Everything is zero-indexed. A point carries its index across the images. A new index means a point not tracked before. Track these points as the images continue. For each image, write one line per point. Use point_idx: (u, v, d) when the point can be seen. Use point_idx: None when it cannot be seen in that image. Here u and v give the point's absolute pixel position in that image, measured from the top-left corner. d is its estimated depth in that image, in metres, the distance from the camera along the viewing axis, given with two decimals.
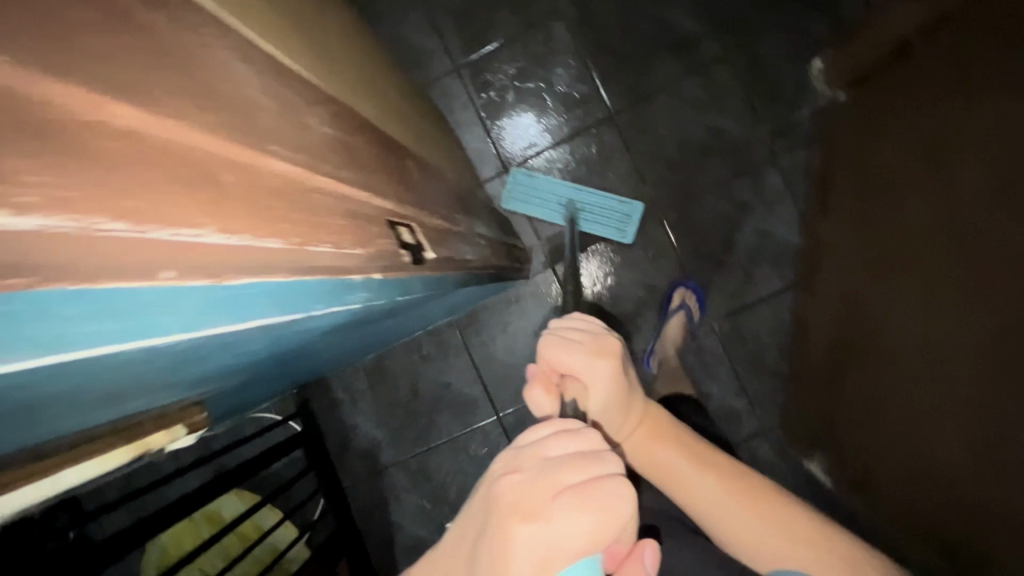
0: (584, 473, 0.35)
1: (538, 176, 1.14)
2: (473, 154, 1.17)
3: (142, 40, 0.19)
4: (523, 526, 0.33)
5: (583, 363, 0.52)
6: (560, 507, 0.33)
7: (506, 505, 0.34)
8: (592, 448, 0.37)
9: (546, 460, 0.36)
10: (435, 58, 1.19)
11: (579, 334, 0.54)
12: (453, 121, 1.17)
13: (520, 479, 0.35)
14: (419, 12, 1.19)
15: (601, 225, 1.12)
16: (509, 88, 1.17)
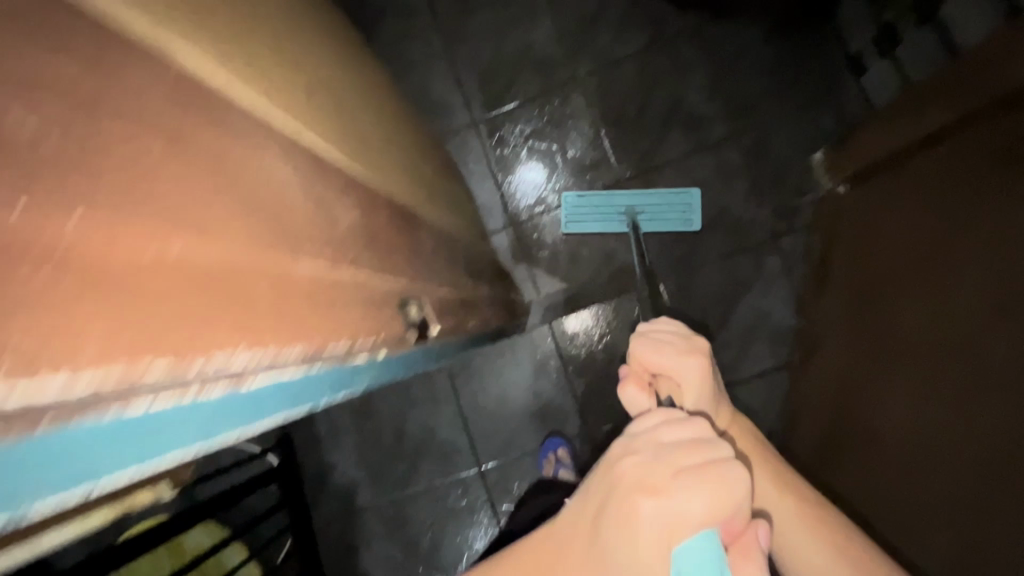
0: (699, 455, 0.35)
1: (589, 194, 1.18)
2: (483, 206, 1.22)
3: (204, 171, 0.25)
4: (646, 501, 0.33)
5: (672, 360, 0.55)
6: (677, 485, 0.33)
7: (625, 482, 0.35)
8: (701, 434, 0.36)
9: (661, 443, 0.36)
10: (456, 110, 1.24)
11: (669, 334, 0.57)
12: (466, 172, 1.22)
13: (638, 460, 0.35)
14: (446, 66, 1.25)
15: (664, 220, 1.14)
16: (523, 147, 1.22)
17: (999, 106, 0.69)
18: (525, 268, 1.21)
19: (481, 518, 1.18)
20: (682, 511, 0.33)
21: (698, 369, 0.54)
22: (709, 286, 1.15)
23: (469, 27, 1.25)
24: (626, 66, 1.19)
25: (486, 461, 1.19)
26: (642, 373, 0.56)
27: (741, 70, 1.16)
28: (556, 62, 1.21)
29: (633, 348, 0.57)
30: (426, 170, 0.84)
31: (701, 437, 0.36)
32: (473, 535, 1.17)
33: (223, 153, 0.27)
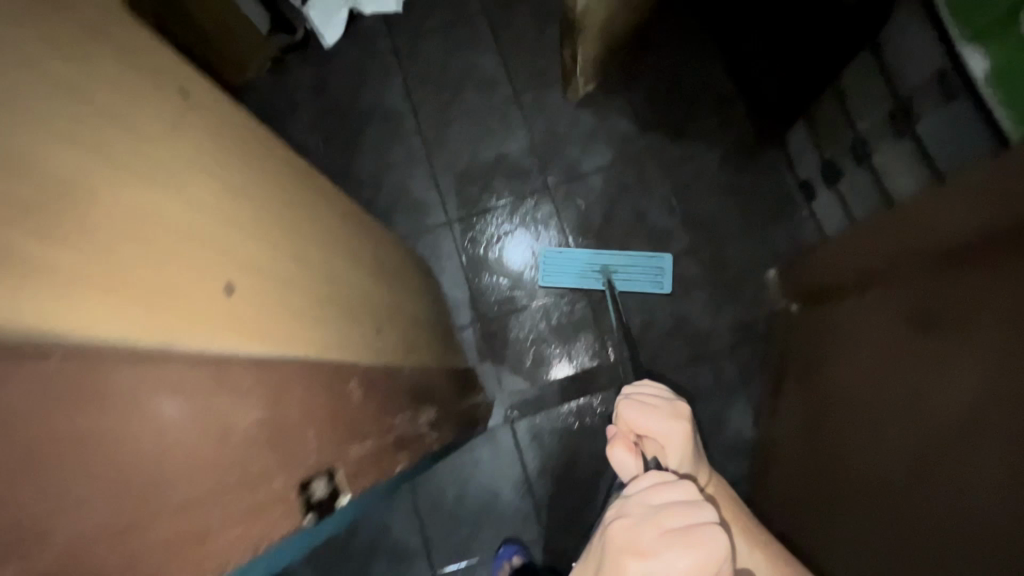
0: (685, 518, 0.42)
1: (567, 251, 1.23)
2: (452, 302, 1.25)
3: (75, 440, 0.25)
4: (634, 563, 0.40)
5: (660, 422, 0.59)
6: (669, 546, 0.40)
7: (617, 543, 0.42)
8: (682, 498, 0.43)
9: (650, 506, 0.43)
10: (432, 210, 1.30)
11: (657, 399, 0.62)
12: (438, 269, 1.26)
13: (630, 522, 0.42)
14: (425, 166, 1.32)
15: (639, 281, 1.20)
16: (493, 249, 1.27)
17: (908, 250, 0.72)
18: (491, 365, 1.22)
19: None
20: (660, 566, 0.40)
21: (681, 431, 0.59)
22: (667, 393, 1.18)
23: (448, 132, 1.32)
24: (593, 179, 1.26)
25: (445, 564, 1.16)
26: (628, 434, 0.60)
27: (702, 186, 1.24)
28: (527, 171, 1.28)
29: (622, 411, 0.61)
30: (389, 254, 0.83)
31: (685, 500, 0.43)
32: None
33: (90, 408, 0.25)
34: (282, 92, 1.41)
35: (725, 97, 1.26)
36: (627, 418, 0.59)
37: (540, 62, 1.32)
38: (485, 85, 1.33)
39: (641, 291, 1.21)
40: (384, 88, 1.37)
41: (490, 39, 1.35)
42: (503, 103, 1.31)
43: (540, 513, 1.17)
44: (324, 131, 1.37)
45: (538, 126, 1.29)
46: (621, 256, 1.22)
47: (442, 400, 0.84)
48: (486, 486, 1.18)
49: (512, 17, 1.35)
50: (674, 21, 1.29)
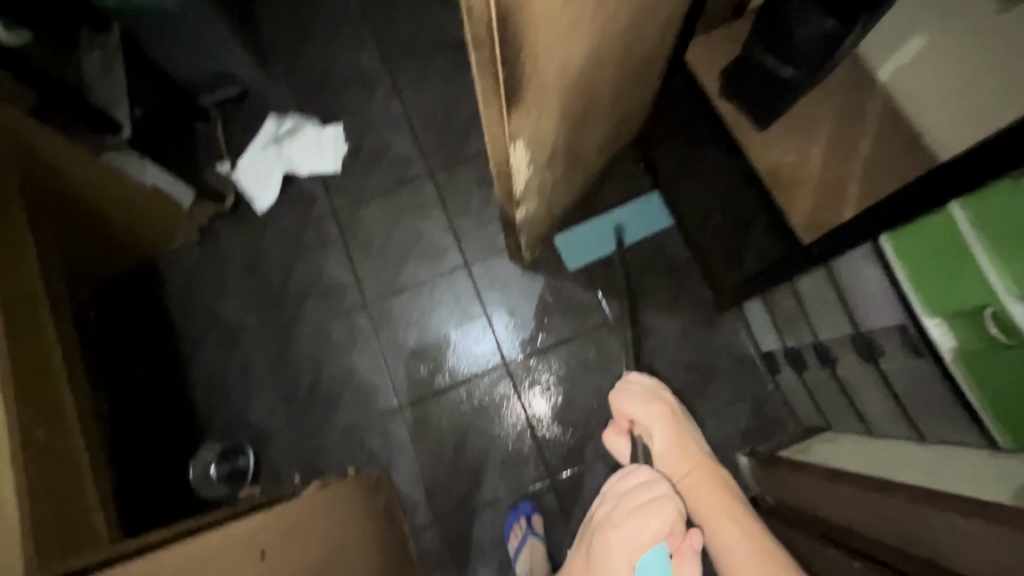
0: (647, 496, 0.65)
1: (578, 228, 1.22)
2: (408, 501, 1.15)
3: None
4: (615, 531, 0.64)
5: (643, 412, 0.84)
6: (631, 520, 0.63)
7: (606, 520, 0.66)
8: (643, 483, 0.67)
9: (623, 492, 0.68)
10: (381, 395, 1.20)
11: (639, 387, 0.87)
12: (392, 464, 1.16)
13: (610, 505, 0.68)
14: (371, 347, 1.22)
15: (651, 226, 1.23)
16: (451, 436, 1.18)
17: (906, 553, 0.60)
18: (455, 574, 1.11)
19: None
20: (632, 537, 0.62)
21: (657, 416, 0.83)
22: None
23: (396, 308, 1.24)
24: (552, 355, 1.21)
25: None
26: (624, 421, 0.88)
27: (663, 359, 1.19)
28: (479, 347, 1.21)
29: (618, 400, 0.87)
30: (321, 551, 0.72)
31: (646, 483, 0.67)
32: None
33: None
34: (211, 264, 1.26)
35: (681, 263, 1.23)
36: (622, 406, 0.86)
37: (487, 230, 1.27)
38: (432, 254, 1.27)
39: (657, 230, 1.23)
40: (323, 260, 1.27)
41: (434, 205, 1.29)
42: (452, 274, 1.25)
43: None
44: (259, 310, 1.24)
45: (491, 298, 1.24)
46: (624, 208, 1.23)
47: None
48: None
49: (456, 180, 1.30)
50: (622, 184, 1.27)
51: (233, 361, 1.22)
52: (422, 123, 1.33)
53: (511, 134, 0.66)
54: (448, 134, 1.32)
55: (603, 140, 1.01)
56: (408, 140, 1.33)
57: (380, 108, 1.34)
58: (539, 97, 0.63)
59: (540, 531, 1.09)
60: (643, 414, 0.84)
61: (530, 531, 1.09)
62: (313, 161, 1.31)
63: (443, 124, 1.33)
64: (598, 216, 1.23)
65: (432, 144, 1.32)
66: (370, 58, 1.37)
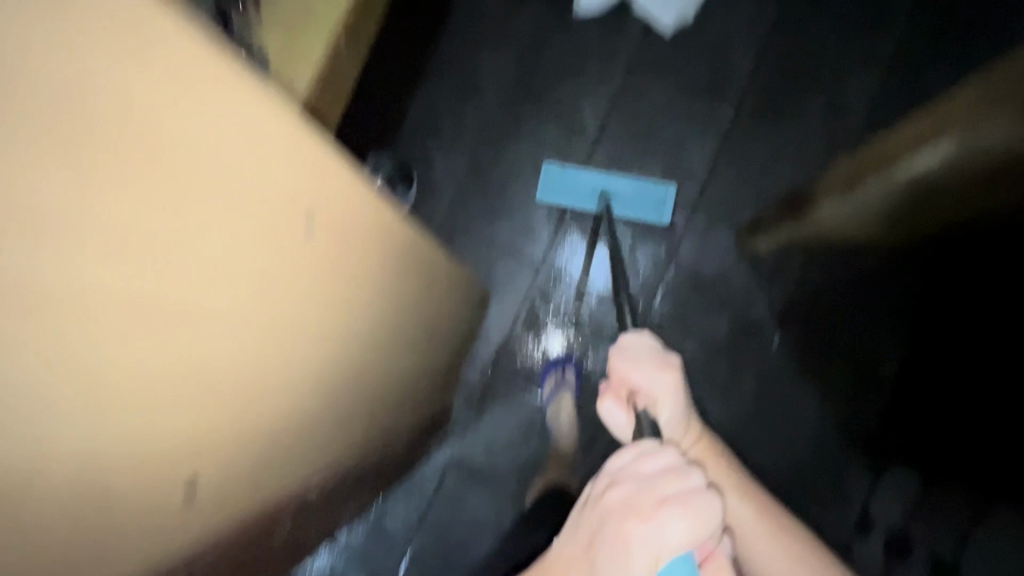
0: (677, 486, 0.55)
1: (571, 166, 1.14)
2: (484, 337, 1.17)
3: None
4: (642, 524, 0.54)
5: (643, 378, 0.78)
6: (666, 514, 0.53)
7: (620, 507, 0.56)
8: (631, 459, 0.59)
9: (648, 475, 0.57)
10: (535, 244, 1.17)
11: (646, 352, 0.80)
12: (497, 300, 1.17)
13: (629, 489, 0.56)
14: (561, 197, 1.17)
15: (636, 211, 1.13)
16: (556, 324, 1.17)
17: None
18: (469, 416, 1.16)
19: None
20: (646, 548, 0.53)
21: (670, 382, 0.78)
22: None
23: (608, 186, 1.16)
24: (691, 344, 1.11)
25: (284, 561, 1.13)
26: (623, 387, 0.80)
27: (774, 437, 1.08)
28: (590, 270, 1.16)
29: (617, 364, 0.80)
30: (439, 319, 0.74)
31: (668, 473, 0.56)
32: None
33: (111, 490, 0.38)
34: (500, 21, 1.21)
35: (871, 382, 1.08)
36: (622, 371, 0.79)
37: (740, 196, 1.14)
38: (674, 174, 1.16)
39: (639, 220, 1.13)
40: (586, 96, 1.18)
41: (719, 134, 1.15)
42: (677, 201, 1.15)
43: None
44: (507, 89, 1.20)
45: (687, 253, 1.14)
46: (623, 180, 1.13)
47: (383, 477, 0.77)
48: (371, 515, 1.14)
49: (757, 128, 1.15)
50: (889, 264, 1.09)
51: (456, 116, 1.20)
52: (774, 55, 1.16)
53: None
54: (786, 85, 1.15)
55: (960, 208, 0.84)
56: (751, 56, 1.16)
57: (758, 6, 1.16)
58: None
59: (575, 390, 1.13)
60: (645, 379, 0.78)
61: (564, 385, 1.12)
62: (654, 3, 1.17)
63: (794, 68, 1.15)
64: (588, 170, 1.14)
65: (768, 77, 1.15)
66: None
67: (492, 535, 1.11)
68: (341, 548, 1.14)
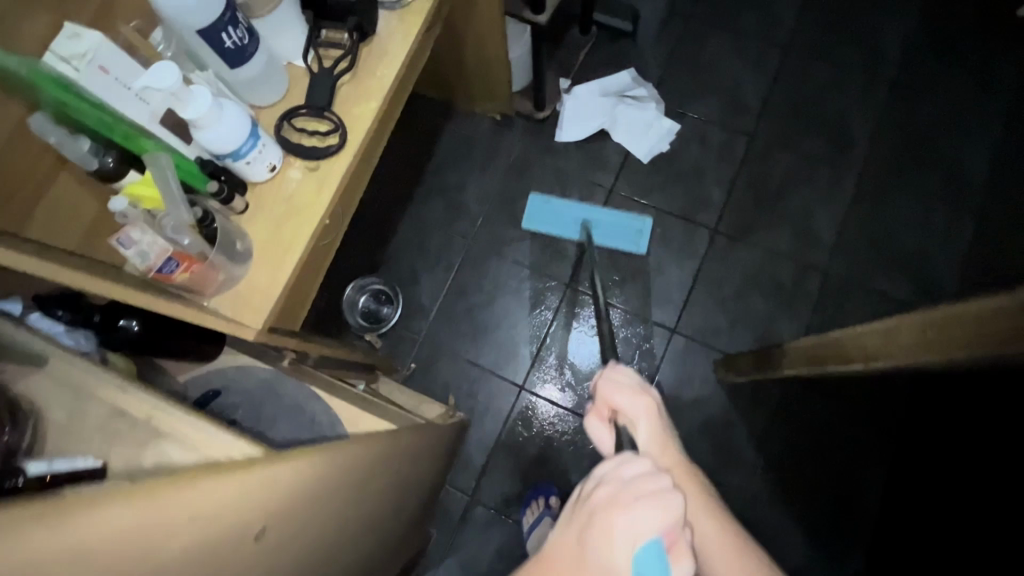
0: (653, 484, 0.48)
1: (553, 198, 1.23)
2: (464, 457, 1.16)
3: None
4: (618, 518, 0.46)
5: (630, 399, 0.66)
6: (639, 507, 0.47)
7: (600, 504, 0.48)
8: (615, 465, 0.51)
9: (624, 479, 0.49)
10: (516, 362, 1.19)
11: (627, 377, 0.68)
12: (478, 420, 1.17)
13: (606, 489, 0.49)
14: (542, 320, 1.20)
15: (615, 240, 1.20)
16: (536, 445, 1.16)
17: None
18: (446, 541, 1.13)
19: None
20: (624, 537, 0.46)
21: (646, 407, 0.66)
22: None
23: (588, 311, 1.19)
24: None
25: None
26: (605, 409, 0.68)
27: None
28: (570, 390, 1.17)
29: (600, 389, 0.68)
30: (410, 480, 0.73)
31: (648, 474, 0.49)
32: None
33: None
34: (487, 146, 1.27)
35: (852, 514, 1.07)
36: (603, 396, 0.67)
37: (716, 318, 1.17)
38: (651, 295, 1.19)
39: (617, 248, 1.20)
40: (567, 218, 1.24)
41: (694, 260, 1.20)
42: (654, 326, 1.17)
43: None
44: (490, 213, 1.25)
45: (666, 374, 1.15)
46: (602, 212, 1.22)
47: None
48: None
49: (730, 255, 1.20)
50: (866, 394, 1.11)
51: (442, 235, 1.24)
52: (743, 185, 1.23)
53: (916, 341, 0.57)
54: (756, 213, 1.21)
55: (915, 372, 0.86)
56: (721, 188, 1.23)
57: (725, 143, 1.25)
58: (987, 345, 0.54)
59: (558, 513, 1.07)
60: (632, 401, 0.66)
61: (548, 511, 1.07)
62: (630, 135, 1.25)
63: (761, 201, 1.22)
64: (569, 202, 1.23)
65: (737, 208, 1.22)
66: (755, 93, 1.27)
67: None
68: None
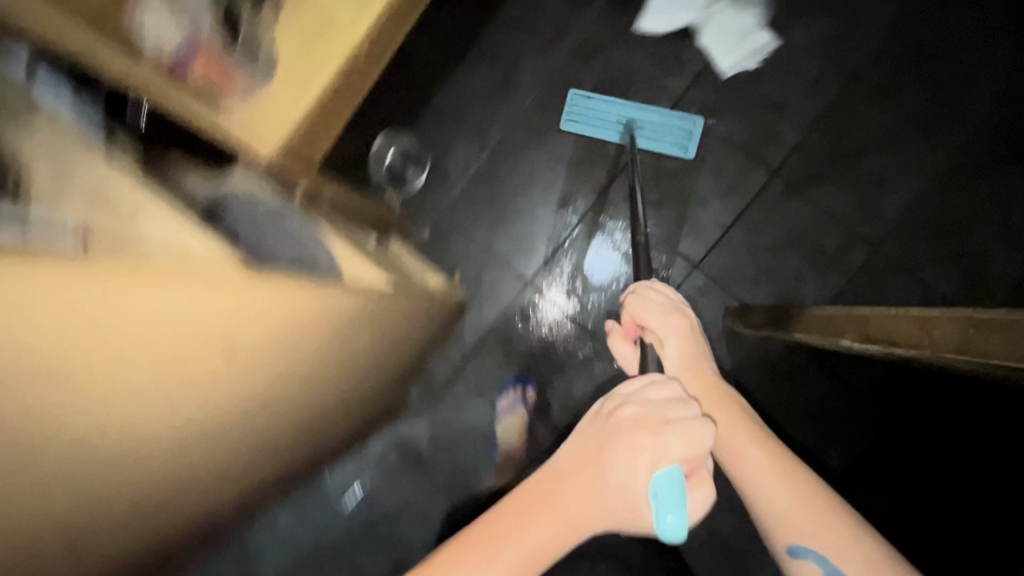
0: (681, 411, 0.51)
1: (598, 94, 1.13)
2: (456, 336, 1.19)
3: None
4: (646, 438, 0.50)
5: (659, 324, 0.72)
6: (667, 431, 0.49)
7: (628, 424, 0.51)
8: (628, 390, 0.54)
9: (651, 400, 0.52)
10: (527, 258, 1.17)
11: (659, 298, 0.74)
12: (477, 304, 1.18)
13: (636, 409, 0.52)
14: (565, 223, 1.15)
15: (661, 143, 1.12)
16: (528, 342, 1.17)
17: None
18: (423, 405, 1.20)
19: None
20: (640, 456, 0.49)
21: (675, 325, 0.72)
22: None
23: (616, 225, 1.14)
24: None
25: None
26: (634, 324, 0.75)
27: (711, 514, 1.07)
28: (575, 298, 1.16)
29: (629, 306, 0.75)
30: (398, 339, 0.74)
31: (676, 400, 0.52)
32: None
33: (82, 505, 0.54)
34: (555, 20, 1.14)
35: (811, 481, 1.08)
36: (634, 312, 0.73)
37: (743, 266, 1.11)
38: (683, 226, 1.13)
39: (662, 151, 1.12)
40: (620, 122, 1.14)
41: (740, 201, 1.12)
42: (676, 257, 1.13)
43: (319, 534, 1.22)
44: (541, 96, 1.15)
45: None
46: (652, 111, 1.12)
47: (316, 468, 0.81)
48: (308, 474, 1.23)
49: (780, 204, 1.11)
50: (867, 376, 1.08)
51: (484, 109, 1.16)
52: (819, 132, 1.11)
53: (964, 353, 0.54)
54: (823, 166, 1.10)
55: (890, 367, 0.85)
56: (795, 130, 1.11)
57: (820, 79, 1.11)
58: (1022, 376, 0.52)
59: (532, 406, 1.14)
60: (660, 323, 0.72)
61: (523, 401, 1.14)
62: (716, 43, 1.11)
63: (835, 154, 1.10)
64: (613, 98, 1.13)
65: (807, 155, 1.11)
66: (875, 26, 1.10)
67: (416, 515, 1.19)
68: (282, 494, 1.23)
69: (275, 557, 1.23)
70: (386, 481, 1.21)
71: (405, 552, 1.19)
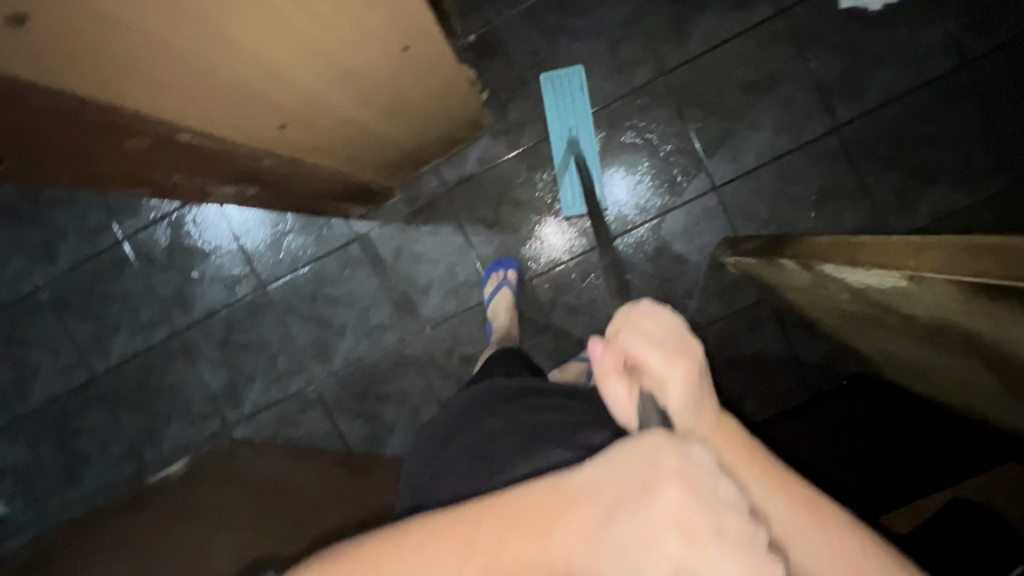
0: (746, 528, 0.35)
1: (582, 95, 1.09)
2: (461, 158, 1.17)
3: None
4: (689, 543, 0.34)
5: (655, 360, 0.47)
6: (723, 552, 0.34)
7: (677, 517, 0.34)
8: (742, 534, 0.34)
9: (718, 491, 0.36)
10: None
11: (669, 331, 0.49)
12: (492, 135, 1.14)
13: (692, 497, 0.35)
14: (613, 92, 1.10)
15: (568, 181, 1.12)
16: (524, 192, 1.16)
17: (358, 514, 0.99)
18: (403, 210, 1.20)
19: (160, 225, 1.28)
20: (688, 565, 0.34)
21: (680, 377, 0.47)
22: (397, 388, 1.25)
23: (656, 125, 1.10)
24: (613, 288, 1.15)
25: (186, 214, 1.27)
26: (620, 357, 0.49)
27: None
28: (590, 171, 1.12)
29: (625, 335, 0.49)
30: (414, 94, 0.73)
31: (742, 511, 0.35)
32: (145, 210, 1.28)
33: None
34: None
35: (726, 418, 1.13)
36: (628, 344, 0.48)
37: (758, 207, 1.10)
38: (721, 143, 1.09)
39: (562, 187, 1.13)
40: (710, 13, 1.07)
41: (788, 142, 1.08)
42: (702, 172, 1.10)
43: (265, 286, 1.27)
44: None
45: (676, 218, 1.11)
46: (591, 150, 1.09)
47: (288, 198, 0.81)
48: (272, 233, 1.25)
49: (821, 162, 1.08)
50: (813, 353, 1.11)
51: None
52: (893, 108, 1.06)
53: (868, 263, 0.58)
54: (878, 142, 1.07)
55: (836, 327, 0.87)
56: (869, 96, 1.07)
57: (928, 54, 1.05)
58: (902, 297, 0.55)
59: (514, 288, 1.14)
60: (656, 364, 0.47)
61: (505, 282, 1.13)
62: None
63: (900, 137, 1.07)
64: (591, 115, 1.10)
65: (872, 124, 1.07)
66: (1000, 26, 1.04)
67: (361, 307, 1.24)
68: (240, 238, 1.26)
69: (215, 290, 1.28)
70: (345, 263, 1.24)
71: (333, 333, 1.26)
